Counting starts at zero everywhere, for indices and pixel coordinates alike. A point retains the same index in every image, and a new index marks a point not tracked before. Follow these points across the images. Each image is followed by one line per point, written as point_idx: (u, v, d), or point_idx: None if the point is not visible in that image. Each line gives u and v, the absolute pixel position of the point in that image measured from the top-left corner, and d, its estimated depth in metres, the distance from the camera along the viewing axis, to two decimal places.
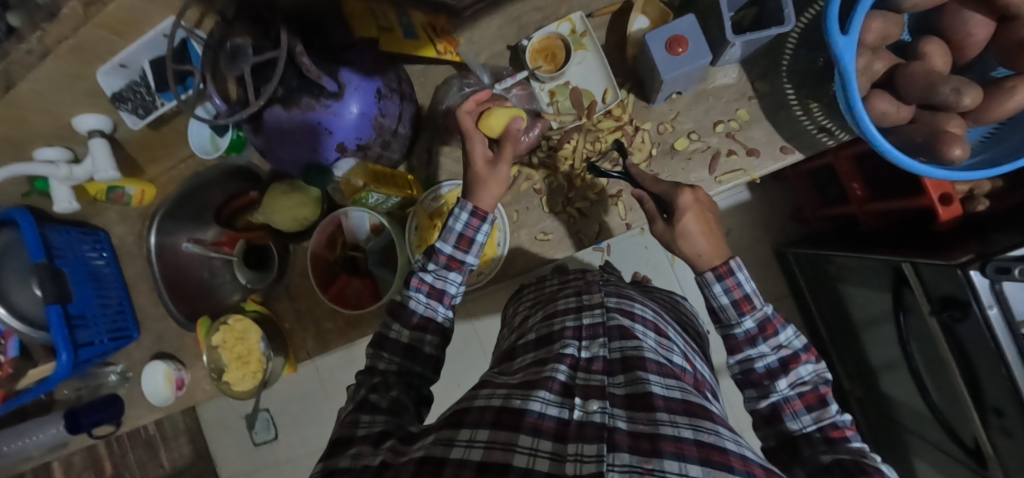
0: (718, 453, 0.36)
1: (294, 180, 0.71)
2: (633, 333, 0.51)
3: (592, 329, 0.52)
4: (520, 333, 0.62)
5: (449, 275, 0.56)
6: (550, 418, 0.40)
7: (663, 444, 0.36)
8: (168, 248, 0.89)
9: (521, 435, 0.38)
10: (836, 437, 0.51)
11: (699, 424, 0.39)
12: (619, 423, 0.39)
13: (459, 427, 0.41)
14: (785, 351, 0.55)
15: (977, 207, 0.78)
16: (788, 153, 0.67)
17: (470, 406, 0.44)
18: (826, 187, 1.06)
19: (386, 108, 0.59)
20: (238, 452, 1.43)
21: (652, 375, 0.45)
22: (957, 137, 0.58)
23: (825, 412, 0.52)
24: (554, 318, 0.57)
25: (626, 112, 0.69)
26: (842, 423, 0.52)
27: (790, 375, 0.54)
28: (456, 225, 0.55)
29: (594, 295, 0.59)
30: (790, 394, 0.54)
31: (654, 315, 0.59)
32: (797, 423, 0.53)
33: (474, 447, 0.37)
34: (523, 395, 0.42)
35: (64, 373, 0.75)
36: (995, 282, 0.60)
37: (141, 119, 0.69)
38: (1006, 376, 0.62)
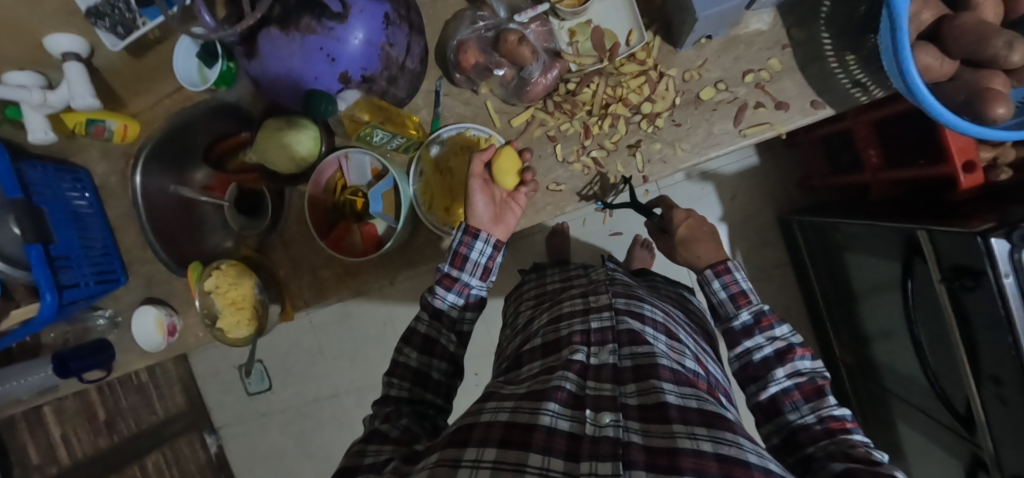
0: (741, 469, 0.35)
1: (291, 116, 0.65)
2: (644, 337, 0.52)
3: (601, 335, 0.53)
4: (527, 336, 0.62)
5: (445, 294, 0.61)
6: (561, 433, 0.39)
7: (681, 460, 0.35)
8: (154, 190, 0.84)
9: (532, 454, 0.37)
10: (836, 429, 0.50)
11: (720, 436, 0.38)
12: (634, 437, 0.39)
13: (466, 445, 0.39)
14: (779, 342, 0.58)
15: (999, 176, 0.76)
16: (819, 108, 0.63)
17: (475, 423, 0.43)
18: (839, 153, 1.02)
19: (394, 37, 0.54)
20: (232, 400, 1.44)
21: (665, 383, 0.44)
22: (1001, 94, 0.55)
23: (824, 404, 0.52)
24: (561, 323, 0.57)
25: (651, 56, 0.64)
26: (840, 416, 0.51)
27: (786, 365, 0.56)
28: (452, 244, 0.60)
29: (602, 296, 0.60)
30: (787, 384, 0.55)
31: (664, 317, 0.61)
32: (799, 417, 0.53)
33: (481, 468, 0.36)
34: (532, 409, 0.41)
35: (50, 315, 0.71)
36: (1018, 249, 0.59)
37: (122, 41, 0.61)
38: (1011, 344, 0.62)
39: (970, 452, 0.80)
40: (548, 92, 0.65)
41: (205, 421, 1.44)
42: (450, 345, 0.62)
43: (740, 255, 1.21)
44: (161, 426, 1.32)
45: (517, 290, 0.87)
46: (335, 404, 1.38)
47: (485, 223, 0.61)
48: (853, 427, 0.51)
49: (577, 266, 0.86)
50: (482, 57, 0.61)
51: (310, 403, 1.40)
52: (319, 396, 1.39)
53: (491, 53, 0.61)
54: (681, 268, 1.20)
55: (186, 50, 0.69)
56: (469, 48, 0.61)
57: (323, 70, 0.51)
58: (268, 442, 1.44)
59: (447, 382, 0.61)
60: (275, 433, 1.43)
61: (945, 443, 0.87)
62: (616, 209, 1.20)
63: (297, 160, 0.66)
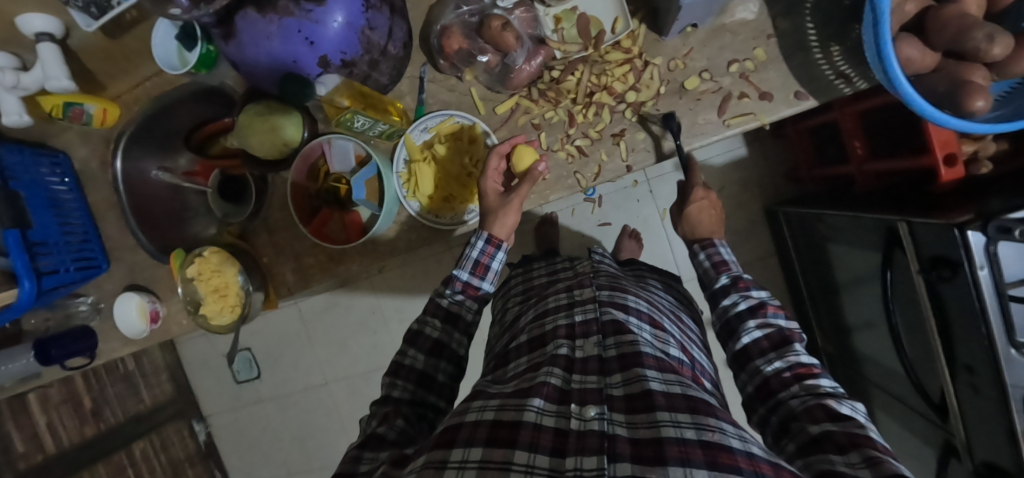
0: (724, 454, 0.35)
1: (272, 102, 0.64)
2: (627, 327, 0.52)
3: (585, 327, 0.54)
4: (514, 333, 0.62)
5: (462, 300, 0.63)
6: (547, 428, 0.39)
7: (667, 450, 0.35)
8: (135, 175, 0.83)
9: (517, 452, 0.37)
10: (804, 374, 0.51)
11: (702, 422, 0.38)
12: (619, 430, 0.39)
13: (452, 446, 0.39)
14: (753, 300, 0.60)
15: (980, 170, 0.77)
16: (802, 99, 0.63)
17: (461, 422, 0.43)
18: (825, 146, 1.02)
19: (375, 20, 0.53)
20: (220, 389, 1.44)
21: (649, 370, 0.45)
22: (981, 88, 0.55)
23: (790, 351, 0.54)
24: (546, 317, 0.58)
25: (637, 45, 0.64)
26: (809, 363, 0.52)
27: (758, 318, 0.58)
28: (472, 252, 0.63)
29: (586, 290, 0.61)
30: (756, 334, 0.57)
31: (647, 306, 0.61)
32: (769, 366, 0.54)
33: (468, 468, 0.36)
34: (517, 406, 0.42)
35: (29, 301, 0.70)
36: (993, 241, 0.60)
37: (95, 21, 0.60)
38: (984, 335, 0.63)
39: (942, 438, 0.82)
40: (533, 80, 0.65)
41: (194, 409, 1.44)
42: (461, 350, 0.62)
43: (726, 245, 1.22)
44: (149, 414, 1.32)
45: (504, 284, 0.87)
46: (323, 392, 1.38)
47: (504, 230, 0.62)
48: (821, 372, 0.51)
49: (562, 258, 0.86)
50: (466, 43, 0.61)
51: (299, 392, 1.40)
52: (307, 384, 1.39)
53: (475, 39, 0.61)
54: (669, 258, 1.21)
55: (165, 32, 0.67)
56: (453, 34, 0.60)
57: (303, 53, 0.50)
58: (257, 430, 1.44)
59: (450, 383, 0.61)
60: (264, 421, 1.43)
61: (920, 431, 0.89)
62: (605, 198, 1.20)
63: (280, 145, 0.65)
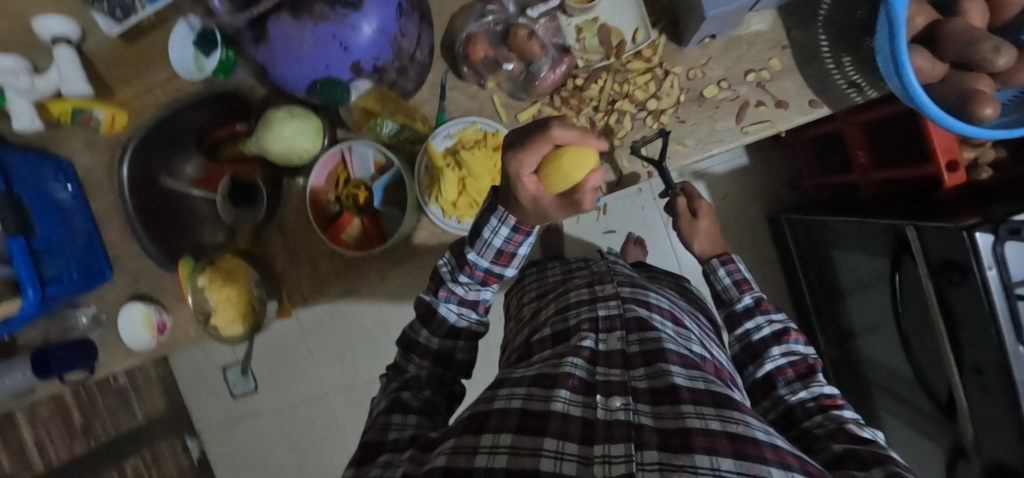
0: (751, 445, 0.34)
1: (291, 107, 0.63)
2: (652, 325, 0.51)
3: (609, 322, 0.52)
4: (534, 327, 0.62)
5: (480, 286, 0.59)
6: (575, 419, 0.38)
7: (693, 439, 0.35)
8: (142, 182, 0.81)
9: (547, 439, 0.36)
10: (828, 406, 0.52)
11: (727, 415, 0.37)
12: (645, 420, 0.38)
13: (482, 432, 0.38)
14: (776, 324, 0.61)
15: (981, 175, 0.80)
16: (817, 107, 0.65)
17: (490, 410, 0.41)
18: (827, 153, 1.04)
19: (407, 28, 0.53)
20: (215, 402, 1.40)
21: (674, 366, 0.44)
22: (988, 96, 0.57)
23: (813, 380, 0.55)
24: (569, 310, 0.57)
25: (657, 54, 0.65)
26: (832, 393, 0.53)
27: (783, 345, 0.59)
28: (495, 240, 0.54)
29: (607, 287, 0.59)
30: (781, 362, 0.57)
31: (668, 304, 0.61)
32: (794, 395, 0.54)
33: (499, 453, 0.35)
34: (544, 396, 0.40)
35: (33, 310, 0.68)
36: (1001, 242, 0.62)
37: (119, 24, 0.61)
38: (994, 336, 0.64)
39: (949, 439, 0.83)
40: (556, 88, 0.66)
41: (187, 423, 1.40)
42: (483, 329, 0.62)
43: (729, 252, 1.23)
44: (141, 429, 1.27)
45: (518, 283, 0.86)
46: (323, 404, 1.35)
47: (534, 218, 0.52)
48: (845, 403, 0.52)
49: (576, 259, 0.86)
50: (491, 51, 0.61)
51: (297, 405, 1.37)
52: (306, 394, 1.36)
53: (501, 47, 0.62)
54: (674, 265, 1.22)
55: (183, 39, 0.67)
56: (478, 42, 0.61)
57: (336, 58, 0.51)
58: (253, 444, 1.40)
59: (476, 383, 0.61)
60: (261, 435, 1.40)
61: (926, 431, 0.90)
62: (611, 206, 1.21)
63: (302, 153, 0.65)
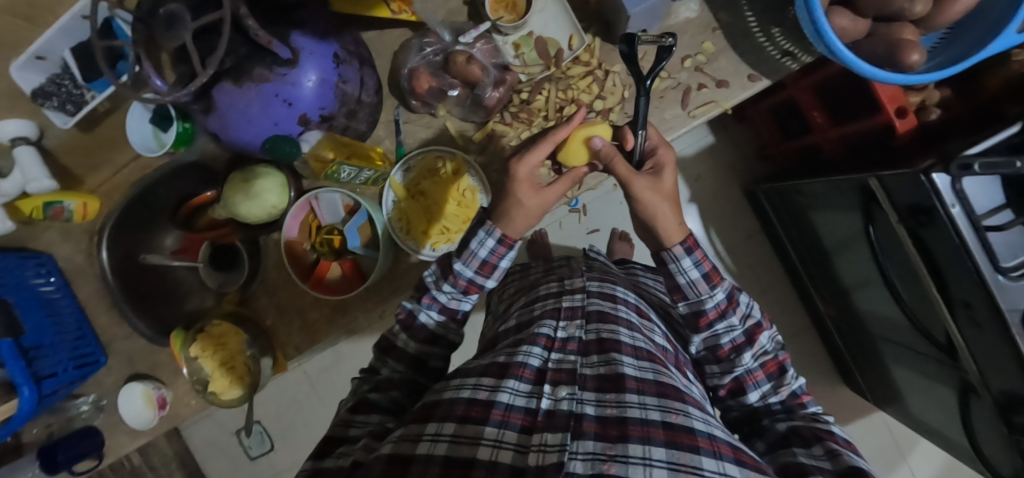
0: (685, 436, 0.36)
1: (254, 167, 0.66)
2: (611, 317, 0.52)
3: (571, 311, 0.54)
4: (504, 320, 0.64)
5: (462, 296, 0.60)
6: (518, 409, 0.39)
7: (629, 429, 0.35)
8: (122, 264, 0.81)
9: (487, 428, 0.36)
10: (795, 405, 0.57)
11: (668, 405, 0.39)
12: (587, 409, 0.38)
13: (428, 422, 0.39)
14: (749, 322, 0.59)
15: (929, 116, 0.83)
16: (756, 80, 0.67)
17: (439, 400, 0.42)
18: (786, 121, 1.07)
19: (347, 74, 0.55)
20: (233, 467, 1.38)
21: (625, 356, 0.45)
22: (913, 43, 0.60)
23: (784, 383, 0.57)
24: (535, 303, 0.59)
25: (594, 57, 0.67)
26: (799, 392, 0.58)
27: (755, 347, 0.58)
28: (480, 250, 0.58)
29: (576, 280, 0.62)
30: (753, 366, 0.58)
31: (635, 298, 0.63)
32: (761, 395, 0.58)
33: (440, 441, 0.35)
34: (492, 386, 0.41)
35: (31, 408, 0.68)
36: (956, 180, 0.64)
37: (71, 117, 0.65)
38: (972, 269, 0.65)
39: (957, 377, 0.84)
40: (503, 105, 0.68)
41: None
42: (456, 337, 0.62)
43: (713, 231, 1.25)
44: None
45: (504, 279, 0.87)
46: None
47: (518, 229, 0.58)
48: (809, 400, 0.57)
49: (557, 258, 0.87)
50: (435, 81, 0.64)
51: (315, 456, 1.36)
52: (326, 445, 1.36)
53: (443, 76, 0.64)
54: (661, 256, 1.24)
55: (140, 118, 0.69)
56: (421, 75, 0.63)
57: (281, 114, 0.52)
58: None
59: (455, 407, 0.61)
60: None
61: (934, 374, 0.91)
62: (590, 207, 1.23)
63: (269, 210, 0.66)
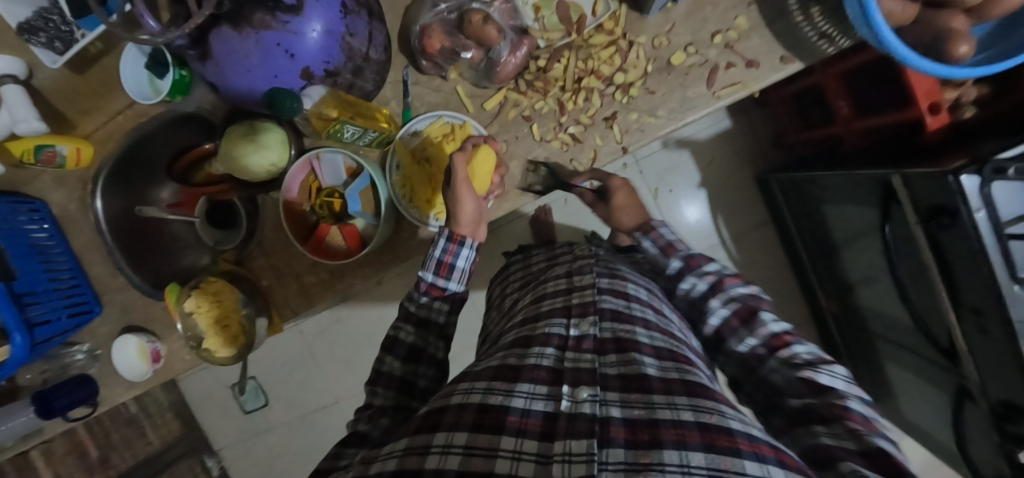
0: (723, 437, 0.34)
1: (254, 120, 0.62)
2: (626, 317, 0.52)
3: (581, 308, 0.52)
4: (510, 317, 0.63)
5: (432, 302, 0.59)
6: (536, 413, 0.38)
7: (662, 433, 0.35)
8: (119, 214, 0.79)
9: (504, 437, 0.36)
10: (779, 346, 0.52)
11: (700, 405, 0.38)
12: (613, 411, 0.38)
13: (436, 430, 0.38)
14: (711, 277, 0.61)
15: (964, 114, 0.79)
16: (788, 63, 0.63)
17: (446, 406, 0.41)
18: (808, 109, 1.04)
19: (355, 26, 0.52)
20: (229, 420, 1.40)
21: (645, 357, 0.45)
22: (963, 33, 0.56)
23: (758, 323, 0.54)
24: (543, 300, 0.58)
25: (619, 26, 0.64)
26: (778, 332, 0.53)
27: (721, 295, 0.58)
28: (435, 252, 0.59)
29: (585, 276, 0.60)
30: (725, 312, 0.57)
31: (647, 295, 0.60)
32: (744, 344, 0.54)
33: (452, 454, 0.35)
34: (505, 391, 0.40)
35: (24, 355, 0.67)
36: (987, 183, 0.61)
37: (61, 56, 0.61)
38: (988, 275, 0.64)
39: (954, 382, 0.83)
40: (520, 71, 0.64)
41: (204, 444, 1.40)
42: (438, 354, 0.60)
43: (720, 217, 1.22)
44: (158, 456, 1.27)
45: (503, 272, 0.87)
46: (336, 411, 1.36)
47: (469, 227, 0.60)
48: (793, 339, 0.52)
49: (561, 245, 0.86)
50: (448, 40, 0.60)
51: (309, 414, 1.38)
52: (318, 406, 1.37)
53: (457, 36, 0.60)
54: None
55: (134, 64, 0.65)
56: (433, 33, 0.60)
57: (283, 66, 0.49)
58: (271, 457, 1.41)
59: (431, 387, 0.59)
60: (279, 447, 1.40)
61: (931, 377, 0.90)
62: None
63: (269, 167, 0.63)
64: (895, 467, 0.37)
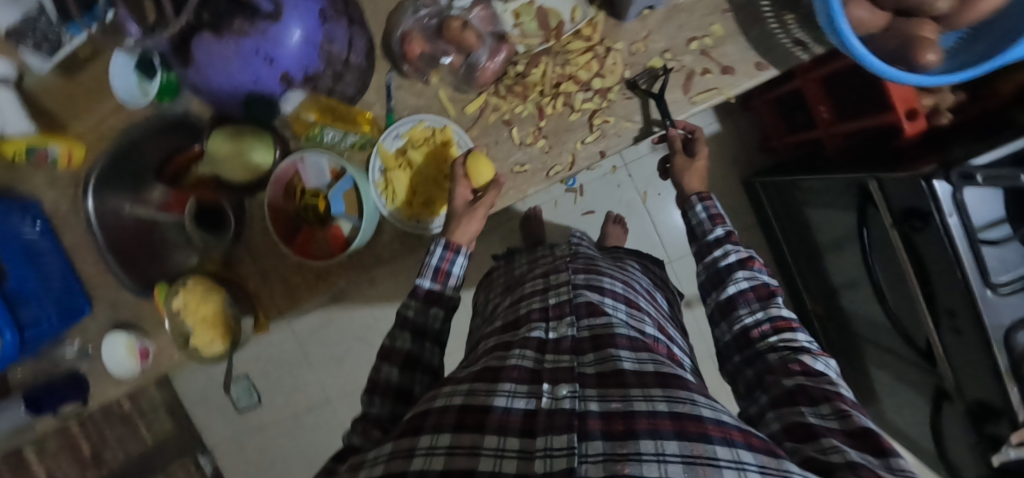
0: (694, 423, 0.36)
1: (240, 125, 0.64)
2: (601, 309, 0.53)
3: (558, 309, 0.54)
4: (491, 321, 0.65)
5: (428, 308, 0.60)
6: (517, 412, 0.39)
7: (637, 423, 0.36)
8: (108, 214, 0.80)
9: (487, 436, 0.36)
10: (783, 327, 0.54)
11: (674, 395, 0.39)
12: (591, 405, 0.38)
13: (419, 434, 0.38)
14: (743, 253, 0.63)
15: (940, 120, 0.80)
16: (763, 70, 0.65)
17: (429, 409, 0.42)
18: (793, 112, 1.04)
19: (333, 33, 0.53)
20: (221, 419, 1.42)
21: (622, 351, 0.46)
22: (930, 43, 0.58)
23: (772, 303, 0.57)
24: (521, 302, 0.60)
25: (597, 32, 0.65)
26: (787, 316, 0.56)
27: (746, 270, 0.61)
28: (432, 260, 0.61)
29: (561, 274, 0.61)
30: (744, 286, 0.59)
31: (623, 287, 0.62)
32: (751, 316, 0.57)
33: (436, 455, 0.35)
34: (487, 391, 0.41)
35: (13, 354, 0.68)
36: (958, 189, 0.62)
37: (49, 59, 0.63)
38: (960, 280, 0.65)
39: (933, 384, 0.84)
40: (498, 76, 0.66)
41: (197, 442, 1.41)
42: (433, 360, 0.60)
43: None
44: (150, 454, 1.28)
45: (486, 280, 0.88)
46: (328, 410, 1.37)
47: (464, 237, 0.63)
48: (798, 326, 0.55)
49: (542, 247, 0.87)
50: (428, 47, 0.63)
51: (302, 413, 1.39)
52: (311, 405, 1.38)
53: (437, 41, 0.62)
54: (654, 242, 1.22)
55: (124, 66, 0.66)
56: (414, 39, 0.62)
57: (263, 73, 0.51)
58: (265, 457, 1.42)
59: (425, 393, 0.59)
60: (272, 445, 1.41)
61: (912, 380, 0.91)
62: (586, 188, 1.22)
63: (253, 169, 0.66)
64: (876, 444, 0.37)
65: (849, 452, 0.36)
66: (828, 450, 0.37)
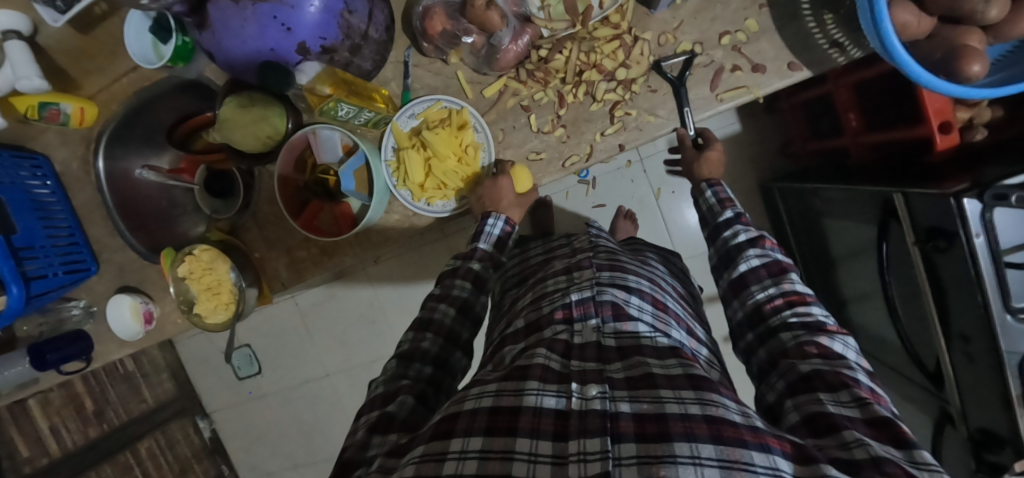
0: (729, 428, 0.35)
1: (254, 94, 0.62)
2: (626, 312, 0.52)
3: (582, 308, 0.53)
4: (511, 320, 0.62)
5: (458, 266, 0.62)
6: (548, 412, 0.38)
7: (671, 426, 0.35)
8: (119, 176, 0.80)
9: (519, 440, 0.36)
10: (796, 301, 0.54)
11: (706, 398, 0.38)
12: (623, 406, 0.38)
13: (451, 437, 0.38)
14: (754, 232, 0.62)
15: (974, 136, 0.78)
16: (796, 70, 0.62)
17: (460, 412, 0.41)
18: (819, 120, 1.01)
19: (354, 3, 0.52)
20: (222, 386, 1.43)
21: (649, 359, 0.45)
22: (978, 52, 0.55)
23: (786, 279, 0.56)
24: (542, 301, 0.57)
25: (625, 19, 0.62)
26: (801, 291, 0.55)
27: (759, 248, 0.60)
28: (491, 230, 0.64)
29: (585, 271, 0.59)
30: (756, 263, 0.59)
31: (649, 286, 0.60)
32: (763, 291, 0.57)
33: (468, 459, 0.35)
34: (515, 391, 0.40)
35: (20, 306, 0.68)
36: (988, 208, 0.59)
37: (63, 14, 0.61)
38: (980, 303, 0.63)
39: (938, 406, 0.82)
40: (520, 60, 0.64)
41: (197, 406, 1.43)
42: None
43: None
44: (151, 415, 1.30)
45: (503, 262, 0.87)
46: (325, 385, 1.39)
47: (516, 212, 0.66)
48: (813, 300, 0.54)
49: (559, 236, 0.85)
50: (450, 24, 0.59)
51: (300, 386, 1.40)
52: (309, 379, 1.39)
53: (459, 19, 0.59)
54: (665, 240, 1.21)
55: (138, 25, 0.65)
56: (435, 15, 0.58)
57: (280, 40, 0.50)
58: (262, 426, 1.44)
59: None
60: (270, 415, 1.43)
61: (916, 399, 0.89)
62: (599, 180, 1.20)
63: (265, 139, 0.63)
64: (897, 435, 0.37)
65: (871, 446, 0.34)
66: (850, 445, 0.35)
